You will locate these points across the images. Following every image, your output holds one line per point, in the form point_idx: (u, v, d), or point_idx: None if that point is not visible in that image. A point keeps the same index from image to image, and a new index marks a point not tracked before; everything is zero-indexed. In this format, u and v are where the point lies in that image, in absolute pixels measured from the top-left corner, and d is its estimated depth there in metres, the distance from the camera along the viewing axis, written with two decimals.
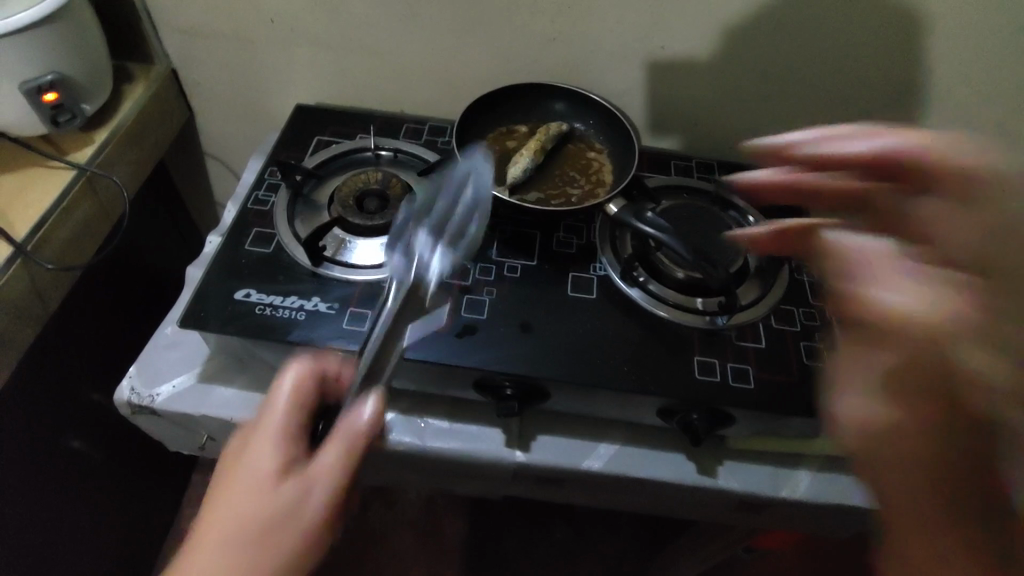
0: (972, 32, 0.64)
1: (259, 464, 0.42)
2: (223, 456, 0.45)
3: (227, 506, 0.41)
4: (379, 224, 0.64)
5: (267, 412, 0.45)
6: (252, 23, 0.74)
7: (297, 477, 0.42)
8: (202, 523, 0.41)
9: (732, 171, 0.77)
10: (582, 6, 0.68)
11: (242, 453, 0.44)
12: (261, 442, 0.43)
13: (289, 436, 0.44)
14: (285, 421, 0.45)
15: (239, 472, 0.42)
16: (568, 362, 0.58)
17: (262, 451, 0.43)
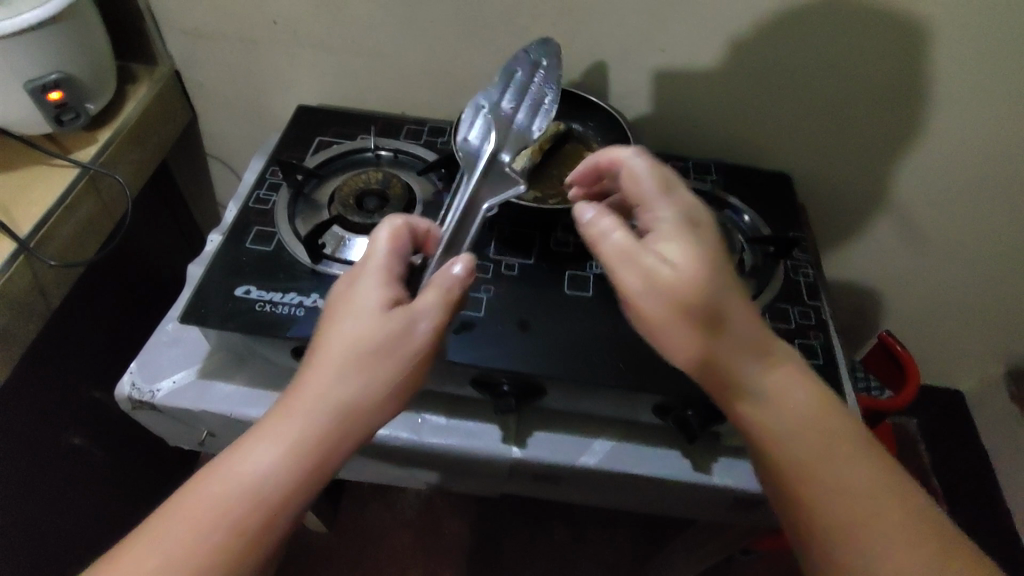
0: (966, 36, 0.64)
1: (366, 304, 0.44)
2: (329, 297, 0.47)
3: (340, 336, 0.43)
4: (379, 222, 0.65)
5: (372, 254, 0.46)
6: (254, 25, 0.75)
7: (401, 309, 0.43)
8: (317, 351, 0.44)
9: (729, 172, 0.78)
10: (580, 9, 0.69)
11: (348, 296, 0.45)
12: (367, 284, 0.45)
13: (393, 277, 0.46)
14: (390, 262, 0.46)
15: (347, 311, 0.44)
16: (564, 359, 0.58)
17: (370, 287, 0.45)
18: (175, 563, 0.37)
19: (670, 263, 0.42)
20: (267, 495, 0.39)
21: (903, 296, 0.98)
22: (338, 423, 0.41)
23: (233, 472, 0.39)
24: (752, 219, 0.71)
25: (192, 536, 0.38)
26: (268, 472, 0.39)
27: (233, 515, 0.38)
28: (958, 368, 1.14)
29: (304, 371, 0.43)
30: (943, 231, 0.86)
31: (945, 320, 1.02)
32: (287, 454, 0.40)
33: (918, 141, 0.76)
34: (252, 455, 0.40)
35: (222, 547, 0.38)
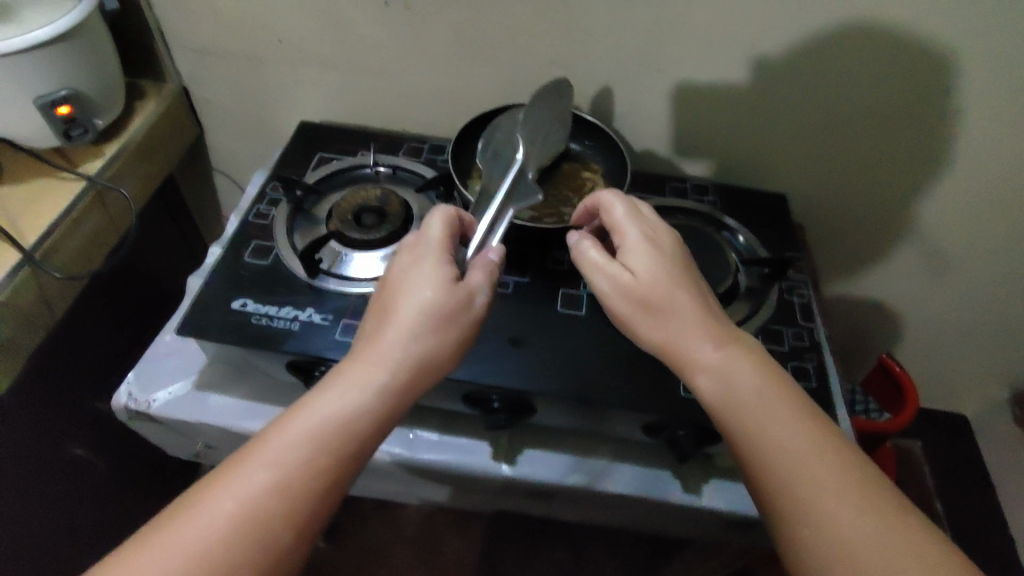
0: (960, 59, 0.65)
1: (430, 277, 0.47)
2: (387, 269, 0.50)
3: (410, 302, 0.46)
4: (376, 237, 0.66)
5: (430, 233, 0.50)
6: (260, 44, 0.77)
7: (463, 282, 0.48)
8: (385, 314, 0.47)
9: (726, 193, 0.78)
10: (578, 32, 0.70)
11: (404, 274, 0.48)
12: (429, 262, 0.48)
13: (449, 253, 0.50)
14: (447, 242, 0.50)
15: (410, 285, 0.47)
16: (556, 377, 0.58)
17: (433, 261, 0.49)
18: (270, 498, 0.39)
19: (634, 272, 0.50)
20: (348, 440, 0.42)
21: (904, 317, 0.98)
22: (410, 379, 0.45)
23: (318, 417, 0.42)
24: (747, 240, 0.72)
25: (282, 475, 0.40)
26: (349, 419, 0.42)
27: (320, 456, 0.41)
28: (963, 390, 1.13)
29: (374, 331, 0.46)
30: (942, 252, 0.85)
31: (947, 341, 1.01)
32: (366, 403, 0.43)
33: (915, 163, 0.76)
34: (333, 403, 0.43)
35: (311, 485, 0.40)
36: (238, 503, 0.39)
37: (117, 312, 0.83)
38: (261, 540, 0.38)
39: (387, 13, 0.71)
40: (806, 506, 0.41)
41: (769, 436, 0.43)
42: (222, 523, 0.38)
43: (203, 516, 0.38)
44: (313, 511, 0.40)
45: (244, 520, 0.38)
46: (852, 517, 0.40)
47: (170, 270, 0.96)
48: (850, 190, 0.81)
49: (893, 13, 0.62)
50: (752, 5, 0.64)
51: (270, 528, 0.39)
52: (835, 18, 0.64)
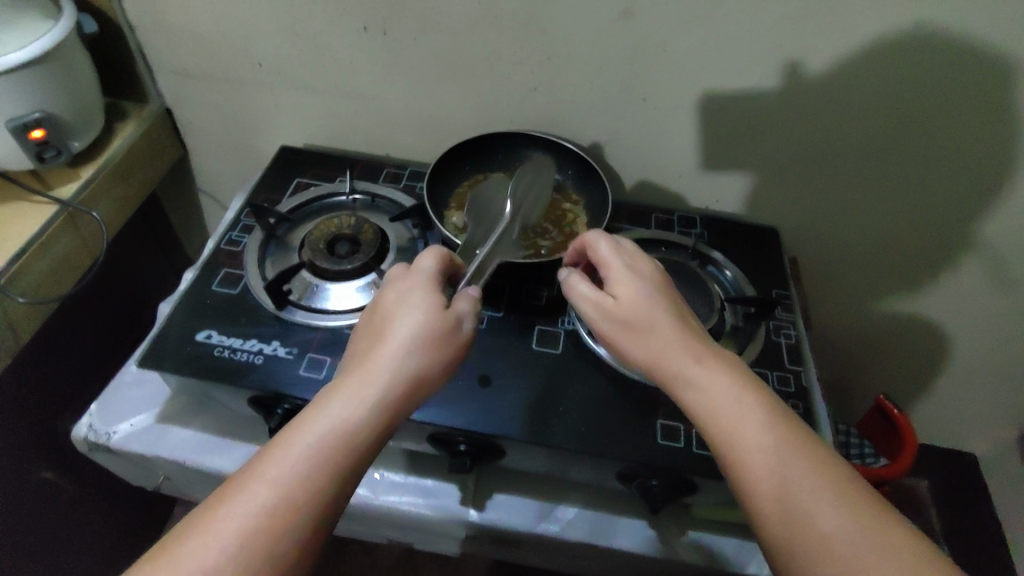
0: (952, 88, 0.62)
1: (418, 302, 0.45)
2: (376, 296, 0.48)
3: (407, 317, 0.44)
4: (348, 268, 0.64)
5: (421, 259, 0.49)
6: (241, 67, 0.76)
7: (452, 308, 0.46)
8: (381, 330, 0.45)
9: (714, 225, 0.76)
10: (559, 59, 0.68)
11: (392, 301, 0.46)
12: (418, 288, 0.46)
13: (439, 277, 0.48)
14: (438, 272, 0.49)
15: (398, 310, 0.45)
16: (525, 419, 0.56)
17: (425, 282, 0.47)
18: (273, 520, 0.37)
19: (616, 297, 0.48)
20: (350, 455, 0.40)
21: (901, 353, 0.95)
22: (409, 391, 0.42)
23: (315, 434, 0.39)
24: (733, 277, 0.69)
25: (278, 499, 0.37)
26: (348, 436, 0.40)
27: (322, 473, 0.39)
28: (969, 427, 1.08)
29: (369, 346, 0.44)
30: (940, 286, 0.82)
31: (950, 377, 0.97)
32: (366, 415, 0.41)
33: (909, 193, 0.73)
34: (331, 419, 0.40)
35: (312, 505, 0.38)
36: (237, 529, 0.36)
37: (89, 330, 0.82)
38: (264, 563, 0.36)
39: (365, 38, 0.70)
40: (814, 531, 0.38)
41: (778, 456, 0.40)
42: (223, 549, 0.36)
43: (200, 543, 0.36)
44: (314, 531, 0.38)
45: (246, 546, 0.36)
46: (863, 544, 0.37)
47: (149, 287, 0.95)
48: (843, 219, 0.79)
49: (883, 41, 0.60)
50: (737, 33, 0.62)
51: (274, 551, 0.36)
52: (826, 46, 0.62)
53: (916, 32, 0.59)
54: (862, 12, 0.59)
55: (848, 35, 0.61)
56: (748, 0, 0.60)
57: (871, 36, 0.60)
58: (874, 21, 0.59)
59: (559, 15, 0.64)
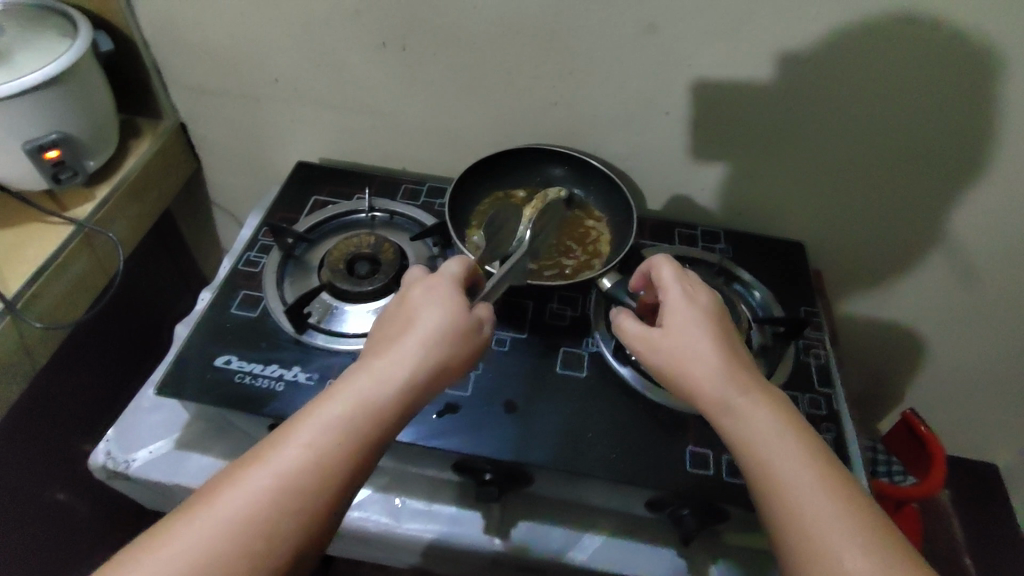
0: (986, 106, 0.60)
1: (443, 299, 0.48)
2: (402, 291, 0.50)
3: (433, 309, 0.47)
4: (368, 290, 0.63)
5: (447, 263, 0.51)
6: (257, 83, 0.75)
7: (472, 309, 0.48)
8: (408, 317, 0.47)
9: (738, 240, 0.74)
10: (582, 74, 0.67)
11: (418, 297, 0.49)
12: (442, 285, 0.49)
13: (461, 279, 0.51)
14: (460, 275, 0.51)
15: (423, 306, 0.48)
16: (551, 447, 0.55)
17: (449, 281, 0.50)
18: (300, 480, 0.39)
19: (669, 319, 0.49)
20: (374, 430, 0.42)
21: (928, 367, 0.93)
22: (430, 376, 0.45)
23: (345, 406, 0.42)
24: (760, 295, 0.67)
25: (305, 460, 0.39)
26: (374, 412, 0.42)
27: (348, 443, 0.41)
28: (995, 440, 1.05)
29: (396, 332, 0.46)
30: (969, 302, 0.80)
31: (980, 393, 0.95)
32: (391, 395, 0.43)
33: (939, 210, 0.71)
34: (360, 394, 0.42)
35: (339, 471, 0.40)
36: (268, 485, 0.38)
37: (104, 352, 0.82)
38: (289, 521, 0.38)
39: (383, 53, 0.69)
40: (812, 506, 0.39)
41: (780, 437, 0.42)
42: (253, 502, 0.38)
43: (234, 494, 0.38)
44: (337, 498, 0.40)
45: (275, 502, 0.38)
46: (857, 523, 0.38)
47: (163, 304, 0.94)
48: (869, 234, 0.77)
49: (916, 58, 0.58)
50: (764, 47, 0.61)
51: (299, 511, 0.38)
52: (856, 61, 0.60)
53: (951, 49, 0.57)
54: (896, 27, 0.57)
55: (880, 51, 0.59)
56: (777, 15, 0.58)
57: (904, 53, 0.58)
58: (908, 38, 0.57)
59: (582, 29, 0.63)
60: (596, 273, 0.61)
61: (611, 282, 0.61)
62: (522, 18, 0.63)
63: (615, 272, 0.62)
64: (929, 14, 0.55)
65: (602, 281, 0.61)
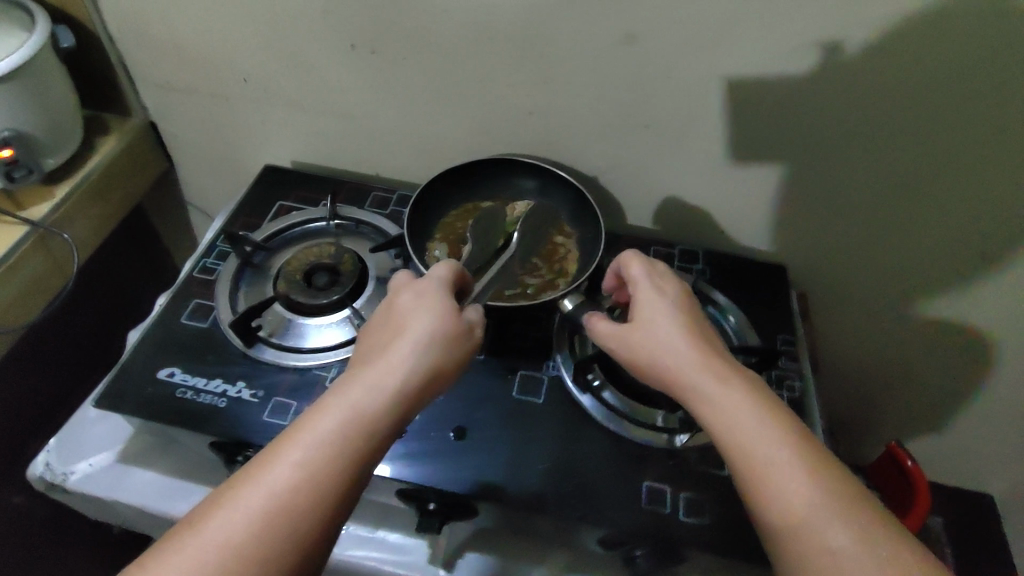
0: (988, 130, 0.56)
1: (431, 304, 0.46)
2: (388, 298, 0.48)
3: (422, 316, 0.45)
4: (322, 304, 0.60)
5: (435, 269, 0.49)
6: (223, 83, 0.72)
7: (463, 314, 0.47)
8: (396, 325, 0.45)
9: (718, 262, 0.71)
10: (558, 82, 0.63)
11: (402, 302, 0.47)
12: (429, 291, 0.47)
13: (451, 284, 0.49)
14: (450, 279, 0.49)
15: (410, 311, 0.46)
16: (499, 479, 0.52)
17: (438, 287, 0.48)
18: (294, 498, 0.37)
19: (646, 319, 0.47)
20: (367, 442, 0.40)
21: (922, 400, 0.88)
22: (422, 383, 0.43)
23: (336, 419, 0.40)
24: (734, 321, 0.64)
25: (300, 477, 0.38)
26: (366, 423, 0.40)
27: (341, 457, 0.39)
28: (993, 477, 1.00)
29: (386, 340, 0.44)
30: (969, 337, 0.75)
31: (977, 429, 0.90)
32: (383, 405, 0.41)
33: (937, 242, 0.66)
34: (351, 406, 0.40)
35: (333, 487, 0.38)
36: (262, 506, 0.37)
37: (63, 347, 0.82)
38: (286, 541, 0.36)
39: (352, 56, 0.65)
40: (828, 531, 0.36)
41: (782, 449, 0.39)
42: (247, 525, 0.36)
43: (228, 517, 0.36)
44: (334, 515, 0.38)
45: (268, 523, 0.36)
46: (877, 547, 0.36)
47: (133, 297, 0.94)
48: (864, 265, 0.72)
49: (911, 77, 0.55)
50: (751, 61, 0.57)
51: (294, 531, 0.37)
52: (848, 80, 0.56)
53: (949, 68, 0.53)
54: (889, 44, 0.53)
55: (872, 69, 0.55)
56: (761, 29, 0.54)
57: (898, 71, 0.54)
58: (902, 56, 0.53)
59: (559, 37, 0.59)
60: (558, 294, 0.58)
61: (572, 304, 0.57)
62: (493, 24, 0.59)
63: (578, 294, 0.58)
64: (925, 31, 0.51)
65: (564, 303, 0.57)
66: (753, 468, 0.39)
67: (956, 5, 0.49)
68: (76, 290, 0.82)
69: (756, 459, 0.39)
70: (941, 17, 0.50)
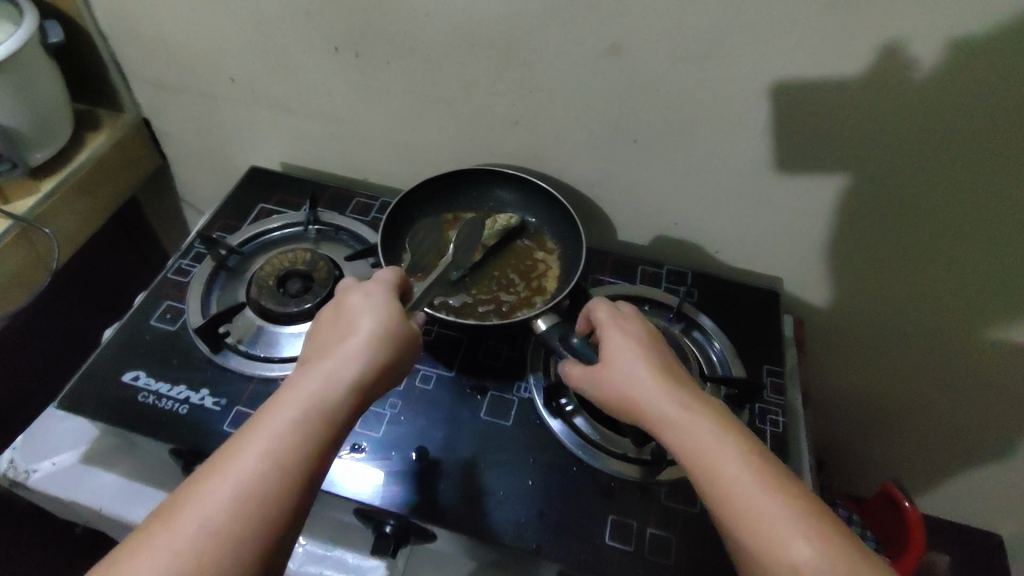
0: (995, 162, 0.52)
1: (377, 302, 0.45)
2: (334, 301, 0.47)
3: (374, 315, 0.44)
4: (291, 312, 0.59)
5: (381, 272, 0.48)
6: (212, 83, 0.72)
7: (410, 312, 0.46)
8: (345, 327, 0.44)
9: (707, 285, 0.68)
10: (544, 92, 0.61)
11: (348, 303, 0.45)
12: (376, 290, 0.46)
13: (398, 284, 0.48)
14: (396, 280, 0.48)
15: (356, 310, 0.44)
16: (457, 504, 0.50)
17: (385, 287, 0.47)
18: (252, 499, 0.35)
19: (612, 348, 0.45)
20: (324, 437, 0.39)
21: (925, 434, 0.84)
22: (377, 378, 0.42)
23: (290, 416, 0.38)
24: (719, 349, 0.62)
25: (264, 471, 0.36)
26: (320, 420, 0.39)
27: (299, 454, 0.37)
28: (1001, 517, 0.95)
29: (337, 341, 0.43)
30: (972, 371, 0.71)
31: (983, 466, 0.85)
32: (338, 399, 0.40)
33: (937, 274, 0.63)
34: (305, 404, 0.39)
35: (293, 484, 0.37)
36: (226, 502, 0.35)
37: (39, 341, 0.83)
38: (246, 543, 0.34)
39: (336, 59, 0.64)
40: (810, 549, 0.34)
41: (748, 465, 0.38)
42: (203, 529, 0.34)
43: (193, 516, 0.34)
44: (295, 513, 0.36)
45: (225, 526, 0.34)
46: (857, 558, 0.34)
47: (120, 286, 0.95)
48: (861, 293, 0.68)
49: (911, 104, 0.51)
50: (743, 79, 0.54)
51: (254, 533, 0.35)
52: (845, 103, 0.53)
53: (952, 95, 0.49)
54: (889, 68, 0.49)
55: (869, 92, 0.51)
56: (753, 45, 0.51)
57: (897, 96, 0.51)
58: (903, 80, 0.50)
59: (542, 47, 0.57)
60: (532, 313, 0.56)
61: (546, 324, 0.55)
62: (476, 31, 0.57)
63: (552, 313, 0.56)
64: (929, 55, 0.48)
65: (537, 323, 0.55)
66: (728, 492, 0.37)
67: (961, 28, 0.46)
68: (49, 292, 0.82)
69: (730, 479, 0.37)
70: (946, 40, 0.46)
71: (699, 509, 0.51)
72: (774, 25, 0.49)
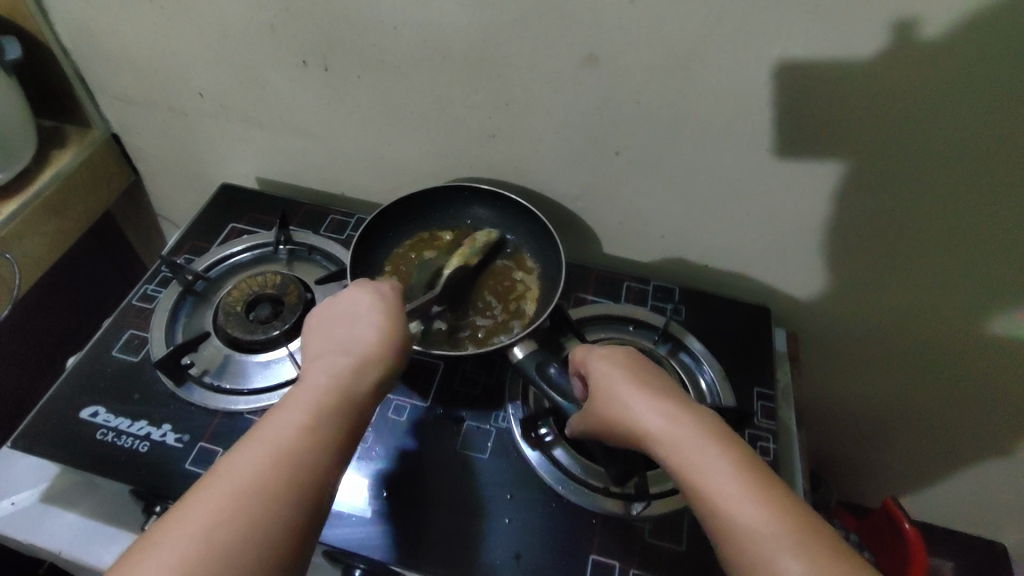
0: (995, 173, 0.50)
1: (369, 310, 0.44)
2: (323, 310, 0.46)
3: (372, 319, 0.43)
4: (258, 340, 0.56)
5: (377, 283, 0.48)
6: (180, 99, 0.69)
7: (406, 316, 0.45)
8: (344, 327, 0.43)
9: (696, 301, 0.66)
10: (521, 105, 0.58)
11: (339, 312, 0.45)
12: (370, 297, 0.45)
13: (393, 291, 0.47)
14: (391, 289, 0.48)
15: (351, 318, 0.44)
16: (430, 544, 0.48)
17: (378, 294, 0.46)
18: (263, 492, 0.34)
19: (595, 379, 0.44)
20: (333, 430, 0.38)
21: (926, 443, 0.81)
22: (382, 375, 0.42)
23: (299, 412, 0.37)
24: (709, 372, 0.59)
25: (275, 461, 0.35)
26: (326, 417, 0.38)
27: (315, 448, 0.36)
28: (1004, 525, 0.93)
29: (341, 341, 0.42)
30: (973, 380, 0.69)
31: (985, 475, 0.83)
32: (343, 396, 0.39)
33: (933, 283, 0.60)
34: (316, 399, 0.38)
35: (309, 476, 0.35)
36: (240, 491, 0.33)
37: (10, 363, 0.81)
38: (265, 529, 0.33)
39: (305, 73, 0.61)
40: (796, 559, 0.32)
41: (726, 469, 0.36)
42: (218, 519, 0.32)
43: (207, 506, 0.33)
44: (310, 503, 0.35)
45: (241, 521, 0.32)
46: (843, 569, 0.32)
47: (94, 302, 0.92)
48: (856, 304, 0.66)
49: (903, 113, 0.48)
50: (728, 90, 0.51)
51: (271, 528, 0.33)
52: (836, 114, 0.50)
53: (949, 106, 0.47)
54: (878, 78, 0.47)
55: (860, 103, 0.49)
56: (738, 55, 0.48)
57: (889, 107, 0.48)
58: (896, 90, 0.47)
59: (516, 60, 0.54)
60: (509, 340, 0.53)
61: (523, 352, 0.52)
62: (447, 42, 0.54)
63: (530, 339, 0.53)
64: (924, 65, 0.45)
65: (513, 350, 0.52)
66: (717, 496, 0.35)
67: (956, 35, 0.43)
68: (14, 316, 0.79)
69: (715, 486, 0.36)
70: (939, 49, 0.44)
71: (684, 547, 0.49)
72: (759, 33, 0.46)
